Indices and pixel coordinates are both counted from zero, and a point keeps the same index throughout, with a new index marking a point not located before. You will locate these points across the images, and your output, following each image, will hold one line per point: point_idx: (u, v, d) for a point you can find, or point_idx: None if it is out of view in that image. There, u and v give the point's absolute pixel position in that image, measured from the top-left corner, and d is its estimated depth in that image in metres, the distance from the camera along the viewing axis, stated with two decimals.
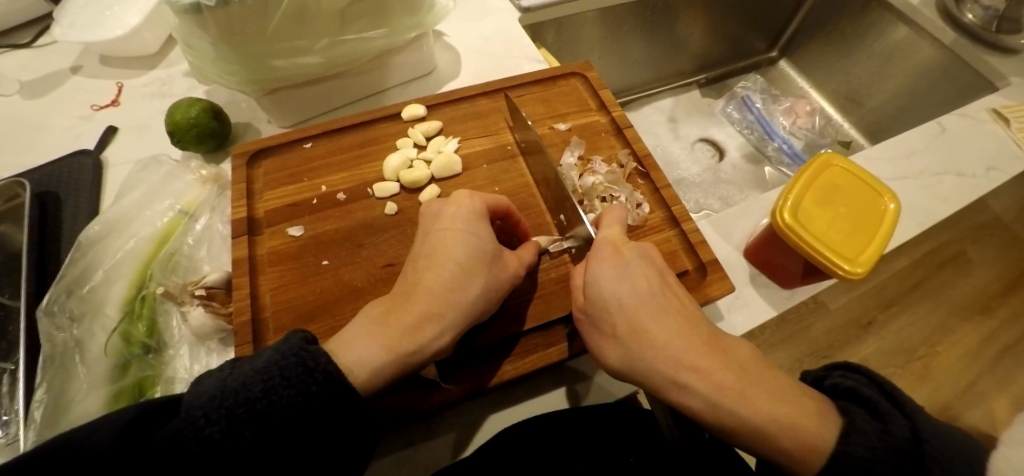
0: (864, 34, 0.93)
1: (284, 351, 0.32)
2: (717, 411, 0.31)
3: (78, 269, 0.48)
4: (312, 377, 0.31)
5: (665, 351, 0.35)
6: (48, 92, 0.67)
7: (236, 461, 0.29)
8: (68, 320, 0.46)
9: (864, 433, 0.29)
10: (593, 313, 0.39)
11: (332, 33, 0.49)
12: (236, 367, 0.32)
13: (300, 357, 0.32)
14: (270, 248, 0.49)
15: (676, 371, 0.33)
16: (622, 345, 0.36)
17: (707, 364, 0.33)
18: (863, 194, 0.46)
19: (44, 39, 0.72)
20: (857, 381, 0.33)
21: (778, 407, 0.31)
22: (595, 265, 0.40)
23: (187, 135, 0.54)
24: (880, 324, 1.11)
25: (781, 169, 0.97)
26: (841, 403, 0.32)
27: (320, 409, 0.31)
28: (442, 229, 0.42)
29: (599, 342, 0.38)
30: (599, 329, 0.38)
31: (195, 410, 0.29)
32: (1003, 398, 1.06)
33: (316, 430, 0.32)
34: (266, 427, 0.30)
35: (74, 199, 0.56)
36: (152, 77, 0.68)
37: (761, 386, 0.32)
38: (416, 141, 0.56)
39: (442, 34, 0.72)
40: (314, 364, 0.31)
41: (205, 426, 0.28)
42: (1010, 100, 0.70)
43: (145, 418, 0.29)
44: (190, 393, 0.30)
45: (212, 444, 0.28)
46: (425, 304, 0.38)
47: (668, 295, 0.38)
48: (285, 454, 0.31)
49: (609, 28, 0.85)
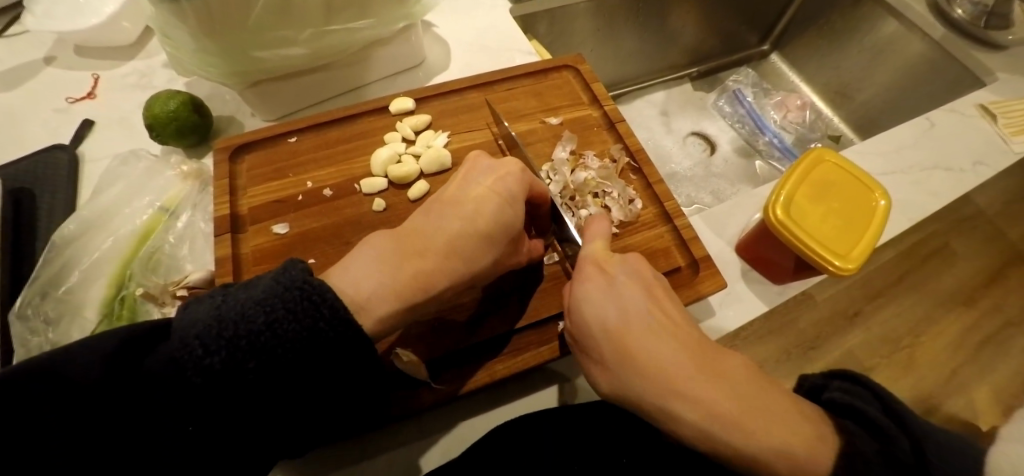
0: (855, 28, 0.93)
1: (288, 286, 0.29)
2: (713, 443, 0.30)
3: (53, 270, 0.46)
4: (319, 313, 0.29)
5: (656, 378, 0.33)
6: (22, 83, 0.64)
7: (239, 390, 0.28)
8: (43, 323, 0.44)
9: (868, 457, 0.29)
10: (582, 340, 0.39)
11: (318, 23, 0.48)
12: (230, 294, 0.30)
13: (305, 290, 0.29)
14: (254, 247, 0.47)
15: (668, 404, 0.32)
16: (613, 374, 0.36)
17: (701, 391, 0.31)
18: (855, 190, 0.46)
19: (16, 28, 0.69)
20: (857, 400, 0.33)
21: (783, 437, 0.30)
22: (579, 291, 0.40)
23: (168, 129, 0.52)
24: (867, 314, 1.13)
25: (772, 163, 0.97)
26: (842, 421, 0.32)
27: (327, 347, 0.30)
28: (476, 195, 0.40)
29: (594, 371, 0.37)
30: (591, 357, 0.38)
31: (192, 339, 0.27)
32: (985, 387, 1.09)
33: (323, 366, 0.31)
34: (272, 360, 0.28)
35: (49, 195, 0.54)
36: (131, 69, 0.66)
37: (761, 413, 0.31)
38: (404, 135, 0.55)
39: (431, 25, 0.71)
40: (321, 298, 0.29)
41: (205, 356, 0.27)
42: (997, 96, 0.71)
43: (136, 343, 0.28)
44: (181, 319, 0.28)
45: (214, 375, 0.27)
46: (431, 263, 0.36)
47: (657, 313, 0.37)
48: (291, 385, 0.30)
49: (601, 20, 0.84)
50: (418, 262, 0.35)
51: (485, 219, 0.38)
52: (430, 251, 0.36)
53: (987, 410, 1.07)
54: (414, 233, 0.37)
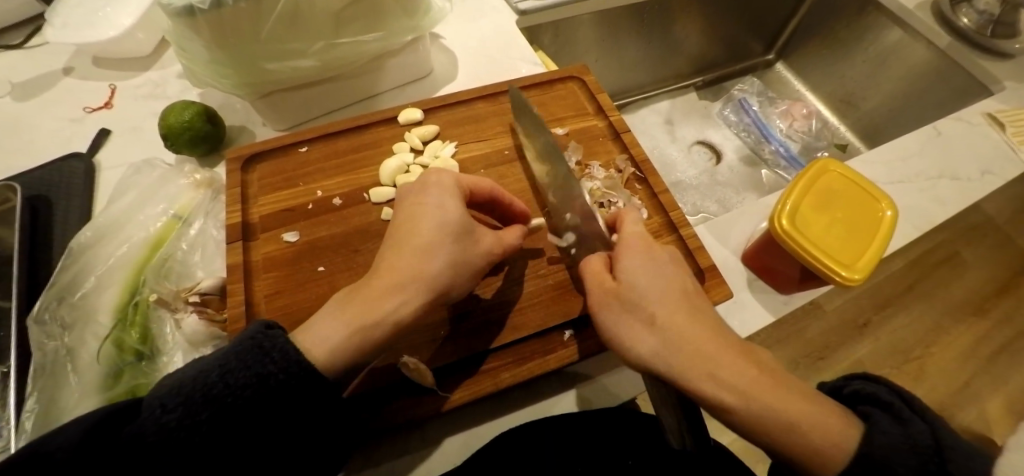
0: (859, 37, 0.93)
1: (240, 340, 0.32)
2: (758, 410, 0.30)
3: (70, 276, 0.47)
4: (269, 358, 0.31)
5: (685, 348, 0.34)
6: (40, 93, 0.66)
7: (196, 447, 0.29)
8: (59, 328, 0.45)
9: (890, 432, 0.30)
10: (627, 299, 0.37)
11: (327, 35, 0.49)
12: (190, 358, 0.32)
13: (256, 339, 0.32)
14: (264, 254, 0.48)
15: (693, 370, 0.33)
16: (652, 338, 0.35)
17: (741, 366, 0.32)
18: (860, 201, 0.46)
19: (36, 40, 0.71)
20: (882, 389, 0.33)
21: (808, 411, 0.31)
22: (624, 260, 0.39)
23: (181, 139, 0.54)
24: (876, 325, 1.12)
25: (778, 172, 0.97)
26: (864, 409, 0.32)
27: (281, 391, 0.31)
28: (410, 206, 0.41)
29: (626, 336, 0.36)
30: (632, 319, 0.37)
31: (153, 400, 0.29)
32: (997, 398, 1.06)
33: (275, 414, 0.32)
34: (224, 410, 0.30)
35: (65, 203, 0.55)
36: (146, 79, 0.67)
37: (788, 389, 0.32)
38: (413, 145, 0.56)
39: (439, 36, 0.72)
40: (270, 344, 0.32)
41: (163, 414, 0.29)
42: (1004, 104, 0.71)
43: (114, 418, 0.28)
44: (148, 386, 0.30)
45: (171, 432, 0.28)
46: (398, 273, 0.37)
47: (698, 296, 0.38)
48: (246, 439, 0.31)
49: (606, 30, 0.85)
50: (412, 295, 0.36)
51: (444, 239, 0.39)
52: (384, 275, 0.37)
53: (1000, 420, 1.05)
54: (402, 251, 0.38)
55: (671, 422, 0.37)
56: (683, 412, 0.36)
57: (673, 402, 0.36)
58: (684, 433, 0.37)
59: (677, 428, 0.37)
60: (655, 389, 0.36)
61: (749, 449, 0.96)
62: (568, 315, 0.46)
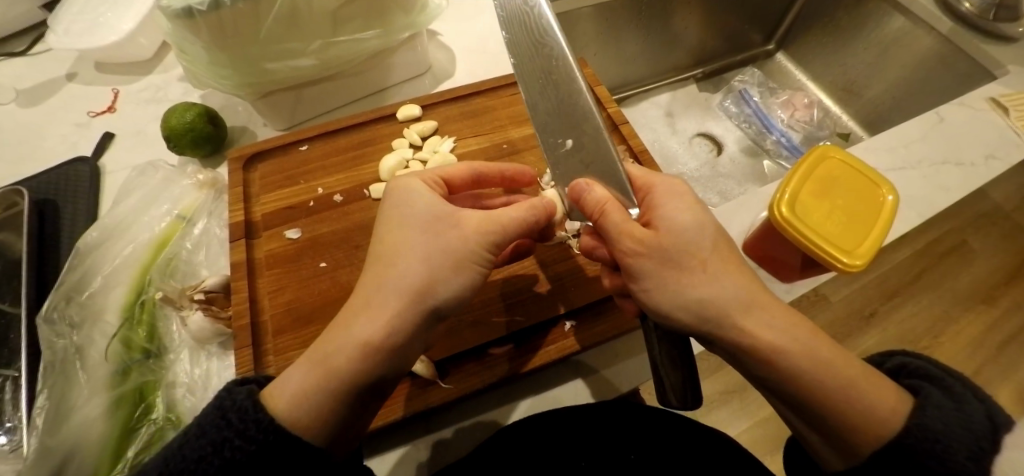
0: (860, 25, 0.92)
1: (202, 424, 0.29)
2: (827, 368, 0.31)
3: (77, 276, 0.48)
4: (234, 442, 0.28)
5: (753, 298, 0.33)
6: (45, 99, 0.67)
7: None
8: (68, 327, 0.46)
9: (942, 408, 0.28)
10: (669, 246, 0.35)
11: (325, 34, 0.49)
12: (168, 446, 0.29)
13: (222, 409, 0.29)
14: (267, 251, 0.49)
15: (756, 319, 0.33)
16: (714, 280, 0.34)
17: (787, 321, 0.33)
18: (861, 187, 0.46)
19: (39, 47, 0.72)
20: (928, 363, 0.32)
21: (856, 371, 0.31)
22: (665, 199, 0.38)
23: (183, 140, 0.54)
24: (883, 315, 1.11)
25: (779, 162, 0.96)
26: (910, 381, 0.31)
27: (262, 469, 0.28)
28: (392, 220, 0.37)
29: (686, 278, 0.34)
30: (678, 264, 0.34)
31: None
32: (1007, 387, 1.06)
33: None
34: None
35: (72, 206, 0.56)
36: (148, 83, 0.68)
37: (844, 355, 0.32)
38: (411, 141, 0.56)
39: (436, 33, 0.72)
40: (235, 417, 0.28)
41: None
42: (1010, 88, 0.69)
43: None
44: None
45: None
46: (381, 296, 0.33)
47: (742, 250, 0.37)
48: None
49: (604, 24, 0.85)
50: (413, 235, 0.35)
51: (452, 241, 0.35)
52: (384, 290, 0.33)
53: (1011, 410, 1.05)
54: (390, 248, 0.35)
55: (675, 382, 0.38)
56: (687, 373, 0.38)
57: (678, 361, 0.38)
58: (686, 394, 0.38)
59: (680, 387, 0.38)
60: (664, 347, 0.39)
61: (757, 443, 0.96)
62: (567, 307, 0.47)
